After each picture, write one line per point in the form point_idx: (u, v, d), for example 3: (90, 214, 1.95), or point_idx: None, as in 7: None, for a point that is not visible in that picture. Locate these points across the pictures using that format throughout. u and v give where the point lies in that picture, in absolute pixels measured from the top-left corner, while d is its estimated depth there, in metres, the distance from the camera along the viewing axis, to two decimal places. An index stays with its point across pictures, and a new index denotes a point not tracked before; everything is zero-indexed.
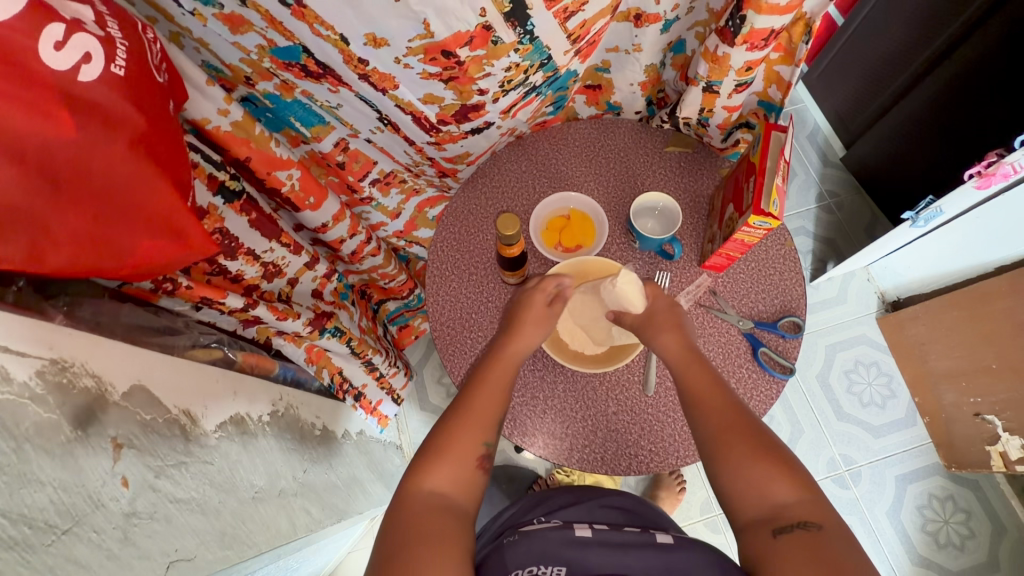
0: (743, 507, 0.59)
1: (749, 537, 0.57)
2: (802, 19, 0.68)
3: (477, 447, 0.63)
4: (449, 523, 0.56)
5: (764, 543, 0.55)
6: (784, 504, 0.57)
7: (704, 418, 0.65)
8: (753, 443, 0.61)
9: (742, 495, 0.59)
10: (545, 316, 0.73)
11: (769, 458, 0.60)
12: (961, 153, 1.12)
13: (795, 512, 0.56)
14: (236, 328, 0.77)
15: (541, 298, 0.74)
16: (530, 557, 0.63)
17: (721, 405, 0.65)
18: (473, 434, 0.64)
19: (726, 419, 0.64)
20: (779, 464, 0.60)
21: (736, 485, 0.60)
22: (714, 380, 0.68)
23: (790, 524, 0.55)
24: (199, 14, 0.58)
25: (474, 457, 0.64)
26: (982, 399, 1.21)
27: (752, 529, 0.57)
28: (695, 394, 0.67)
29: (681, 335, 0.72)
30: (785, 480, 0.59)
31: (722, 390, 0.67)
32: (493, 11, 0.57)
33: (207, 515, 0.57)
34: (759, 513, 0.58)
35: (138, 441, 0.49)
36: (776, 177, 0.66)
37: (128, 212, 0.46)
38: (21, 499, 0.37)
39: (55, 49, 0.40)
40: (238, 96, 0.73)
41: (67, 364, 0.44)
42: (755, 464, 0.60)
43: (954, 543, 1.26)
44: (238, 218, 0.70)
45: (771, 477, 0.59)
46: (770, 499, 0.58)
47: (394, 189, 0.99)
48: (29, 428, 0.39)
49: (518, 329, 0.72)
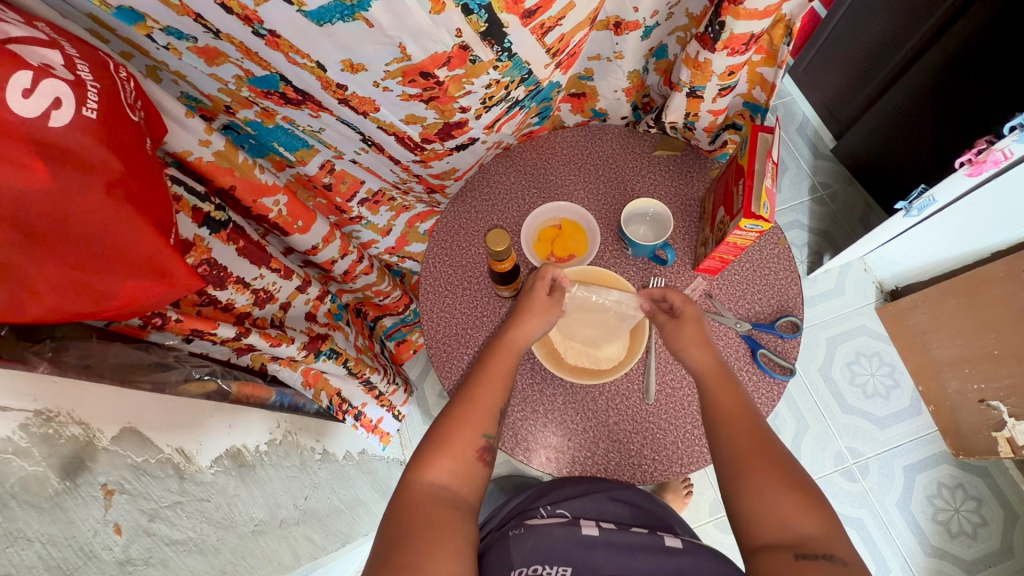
0: (761, 529, 0.56)
1: (764, 557, 0.54)
2: (782, 21, 0.67)
3: (459, 472, 0.62)
4: (445, 532, 0.54)
5: (783, 565, 0.52)
6: (807, 535, 0.54)
7: (726, 438, 0.63)
8: (778, 470, 0.59)
9: (760, 517, 0.57)
10: (548, 304, 0.72)
11: (793, 484, 0.58)
12: (948, 143, 1.12)
13: (818, 544, 0.54)
14: (230, 357, 0.76)
15: (542, 287, 0.73)
16: (535, 554, 0.62)
17: (747, 427, 0.63)
18: (455, 457, 0.62)
19: (751, 442, 0.61)
20: (801, 492, 0.57)
21: (757, 507, 0.57)
22: (738, 395, 0.66)
23: (812, 553, 0.53)
24: (174, 48, 0.58)
25: (462, 471, 0.62)
26: (986, 385, 1.19)
27: (770, 552, 0.54)
28: (723, 415, 0.64)
29: (708, 348, 0.70)
30: (811, 512, 0.56)
31: (750, 412, 0.64)
32: (469, 31, 0.56)
33: (205, 555, 0.56)
34: (780, 538, 0.55)
35: (130, 486, 0.49)
36: (765, 179, 0.65)
37: (108, 259, 0.45)
38: (9, 558, 0.36)
39: (23, 97, 0.40)
40: (219, 125, 0.72)
41: (53, 415, 0.44)
42: (781, 493, 0.57)
43: (966, 532, 1.25)
44: (225, 247, 0.70)
45: (794, 504, 0.56)
46: (792, 526, 0.55)
47: (383, 207, 0.98)
48: (15, 485, 0.39)
49: (514, 331, 0.70)
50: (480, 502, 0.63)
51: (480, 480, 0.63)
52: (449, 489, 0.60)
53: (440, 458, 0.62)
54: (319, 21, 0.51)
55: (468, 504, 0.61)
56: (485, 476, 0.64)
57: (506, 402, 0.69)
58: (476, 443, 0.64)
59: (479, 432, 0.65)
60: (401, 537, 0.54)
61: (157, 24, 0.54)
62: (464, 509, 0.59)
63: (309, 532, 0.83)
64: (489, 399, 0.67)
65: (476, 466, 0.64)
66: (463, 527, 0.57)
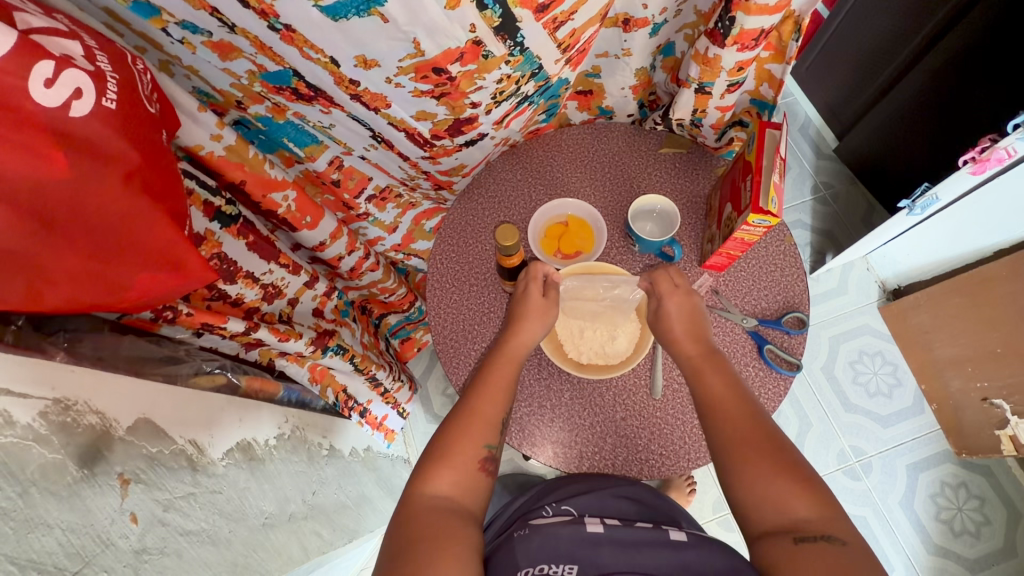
0: (759, 518, 0.56)
1: (765, 544, 0.54)
2: (791, 17, 0.68)
3: (460, 484, 0.61)
4: (449, 539, 0.53)
5: (783, 552, 0.52)
6: (804, 519, 0.54)
7: (718, 430, 0.62)
8: (771, 458, 0.58)
9: (757, 506, 0.57)
10: (544, 306, 0.73)
11: (787, 470, 0.57)
12: (947, 144, 1.14)
13: (815, 526, 0.54)
14: (239, 351, 0.76)
15: (535, 290, 0.73)
16: (540, 555, 0.62)
17: (739, 416, 0.63)
18: (457, 468, 0.62)
19: (745, 432, 0.61)
20: (797, 477, 0.57)
21: (753, 496, 0.57)
22: (731, 385, 0.65)
23: (812, 536, 0.53)
24: (188, 42, 0.58)
25: (464, 482, 0.61)
26: (989, 383, 1.19)
27: (769, 538, 0.55)
28: (716, 405, 0.64)
29: (704, 347, 0.70)
30: (805, 494, 0.56)
31: (744, 401, 0.64)
32: (482, 27, 0.57)
33: (218, 547, 0.57)
34: (778, 524, 0.55)
35: (145, 476, 0.49)
36: (773, 175, 0.66)
37: (124, 249, 0.46)
38: (29, 544, 0.37)
39: (45, 87, 0.40)
40: (230, 120, 0.73)
41: (70, 403, 0.44)
42: (777, 481, 0.57)
43: (970, 531, 1.25)
44: (235, 242, 0.70)
45: (790, 489, 0.56)
46: (789, 512, 0.55)
47: (390, 203, 0.99)
48: (35, 472, 0.39)
49: (513, 339, 0.71)
50: (485, 509, 0.62)
51: (484, 492, 0.62)
52: (457, 487, 0.60)
53: (453, 453, 0.62)
54: (334, 16, 0.51)
55: (472, 513, 0.60)
56: (490, 486, 0.64)
57: (512, 397, 0.70)
58: (478, 454, 0.64)
59: (482, 443, 0.64)
60: (413, 530, 0.54)
61: (172, 18, 0.54)
62: (467, 518, 0.58)
63: (316, 527, 0.84)
64: (497, 395, 0.68)
65: (479, 476, 0.63)
66: (471, 522, 0.57)
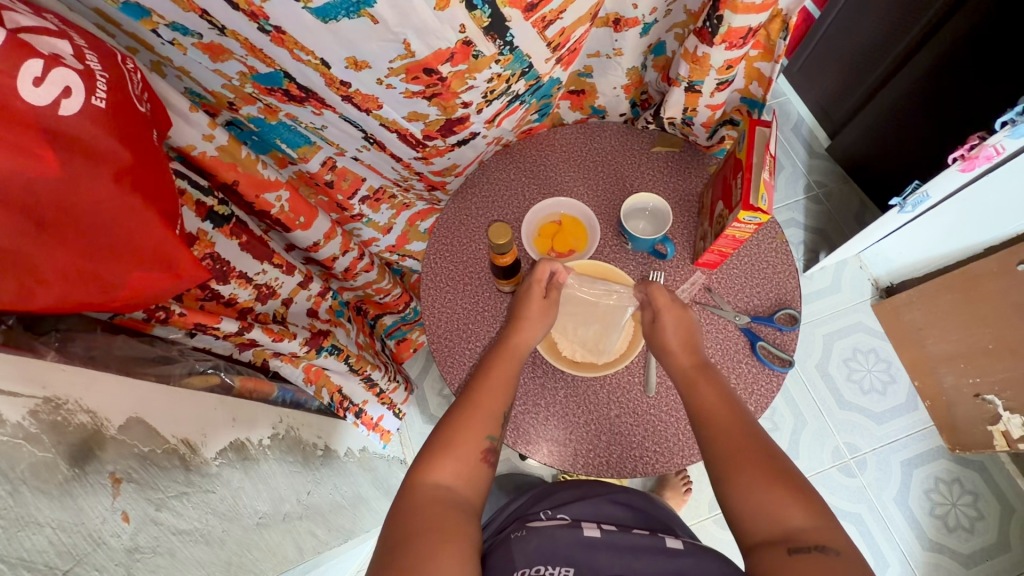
0: (753, 528, 0.56)
1: (759, 556, 0.54)
2: (778, 16, 0.69)
3: (463, 473, 0.61)
4: (444, 534, 0.53)
5: (776, 563, 0.51)
6: (798, 528, 0.54)
7: (712, 439, 0.62)
8: (767, 466, 0.58)
9: (751, 516, 0.56)
10: (542, 304, 0.73)
11: (780, 478, 0.57)
12: (937, 143, 1.15)
13: (811, 536, 0.53)
14: (233, 352, 0.76)
15: (538, 290, 0.74)
16: (537, 556, 0.62)
17: (732, 425, 0.63)
18: (460, 458, 0.62)
19: (738, 442, 0.61)
20: (791, 487, 0.56)
21: (747, 506, 0.57)
22: (723, 395, 0.66)
23: (805, 546, 0.52)
24: (178, 43, 0.58)
25: (467, 472, 0.61)
26: (981, 379, 1.19)
27: (763, 550, 0.54)
28: (708, 411, 0.65)
29: (697, 359, 0.70)
30: (799, 504, 0.55)
31: (736, 411, 0.64)
32: (472, 27, 0.57)
33: (211, 546, 0.57)
34: (772, 535, 0.54)
35: (137, 475, 0.49)
36: (763, 172, 0.66)
37: (117, 249, 0.46)
38: (20, 542, 0.37)
39: (34, 85, 0.40)
40: (222, 121, 0.73)
41: (61, 402, 0.44)
42: (770, 490, 0.56)
43: (964, 526, 1.26)
44: (228, 241, 0.70)
45: (784, 499, 0.56)
46: (784, 522, 0.54)
47: (384, 204, 0.99)
48: (25, 470, 0.39)
49: (509, 335, 0.72)
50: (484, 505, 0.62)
51: (484, 482, 0.62)
52: (453, 484, 0.60)
53: (450, 449, 0.62)
54: (324, 18, 0.52)
55: (473, 506, 0.59)
56: (489, 479, 0.64)
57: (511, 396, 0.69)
58: (474, 448, 0.64)
59: (482, 434, 0.64)
60: (406, 523, 0.54)
61: (162, 20, 0.54)
62: (467, 513, 0.58)
63: (312, 527, 0.83)
64: (492, 392, 0.68)
65: (481, 467, 0.63)
66: (467, 518, 0.57)
